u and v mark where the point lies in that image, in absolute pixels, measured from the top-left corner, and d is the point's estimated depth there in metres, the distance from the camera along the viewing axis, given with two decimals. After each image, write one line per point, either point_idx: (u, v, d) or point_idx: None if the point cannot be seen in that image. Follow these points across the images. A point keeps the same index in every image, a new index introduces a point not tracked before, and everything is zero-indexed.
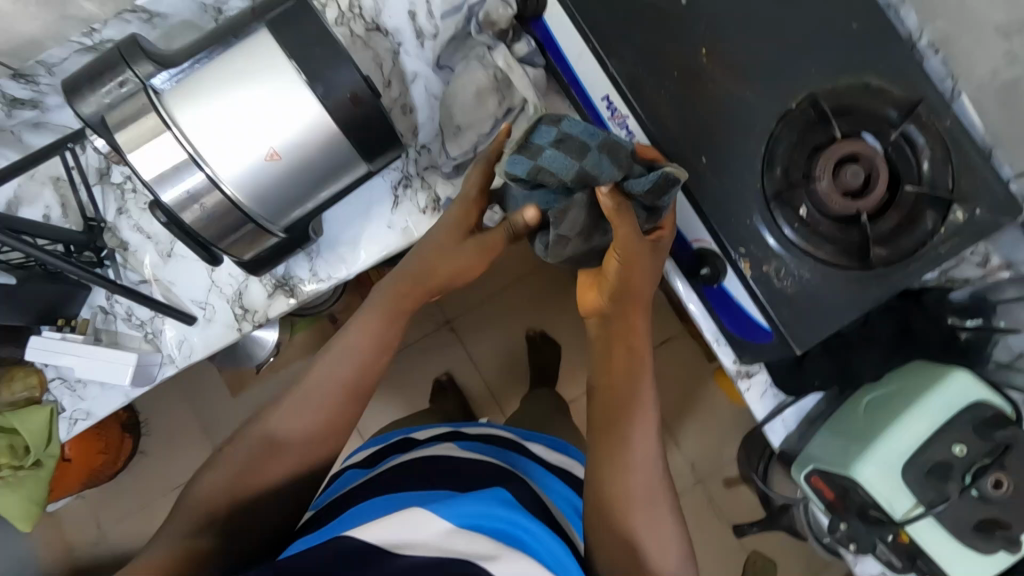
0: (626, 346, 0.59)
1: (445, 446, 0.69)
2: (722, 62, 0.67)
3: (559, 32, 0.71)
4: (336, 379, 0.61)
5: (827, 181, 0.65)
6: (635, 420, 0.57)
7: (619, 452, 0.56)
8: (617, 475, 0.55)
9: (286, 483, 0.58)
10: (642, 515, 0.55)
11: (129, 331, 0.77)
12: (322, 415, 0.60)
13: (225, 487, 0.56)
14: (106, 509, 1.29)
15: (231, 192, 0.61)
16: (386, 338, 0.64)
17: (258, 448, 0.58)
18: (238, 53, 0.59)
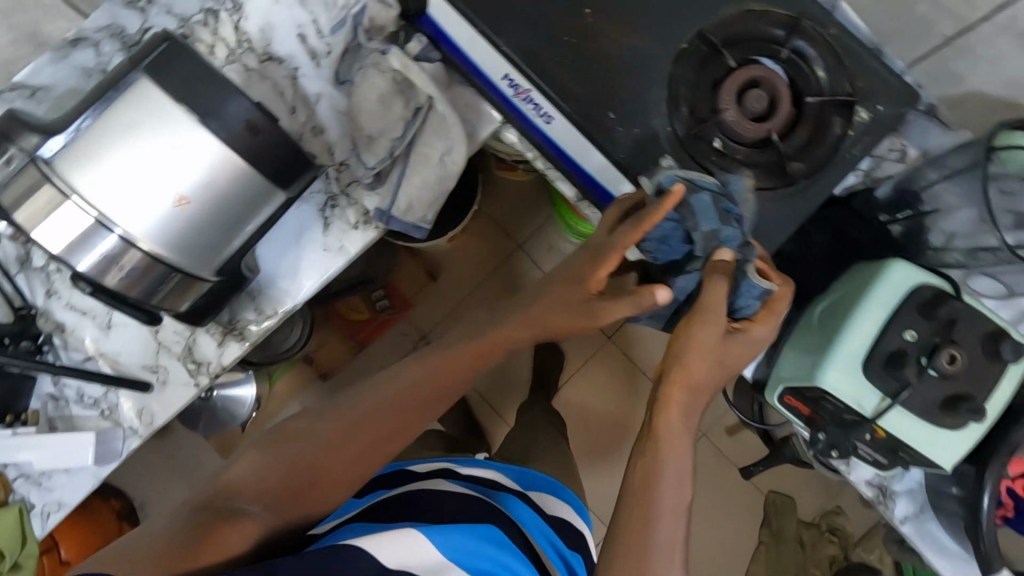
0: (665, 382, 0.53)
1: (438, 480, 0.66)
2: (605, 17, 0.68)
3: (446, 24, 0.72)
4: (399, 401, 0.56)
5: (734, 109, 0.66)
6: (663, 455, 0.50)
7: (644, 488, 0.48)
8: (638, 515, 0.47)
9: (319, 490, 0.54)
10: (656, 560, 0.45)
11: (84, 412, 0.74)
12: (371, 443, 0.55)
13: (251, 485, 0.53)
14: None
15: (149, 248, 0.59)
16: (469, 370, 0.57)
17: (302, 452, 0.54)
18: (121, 106, 0.57)
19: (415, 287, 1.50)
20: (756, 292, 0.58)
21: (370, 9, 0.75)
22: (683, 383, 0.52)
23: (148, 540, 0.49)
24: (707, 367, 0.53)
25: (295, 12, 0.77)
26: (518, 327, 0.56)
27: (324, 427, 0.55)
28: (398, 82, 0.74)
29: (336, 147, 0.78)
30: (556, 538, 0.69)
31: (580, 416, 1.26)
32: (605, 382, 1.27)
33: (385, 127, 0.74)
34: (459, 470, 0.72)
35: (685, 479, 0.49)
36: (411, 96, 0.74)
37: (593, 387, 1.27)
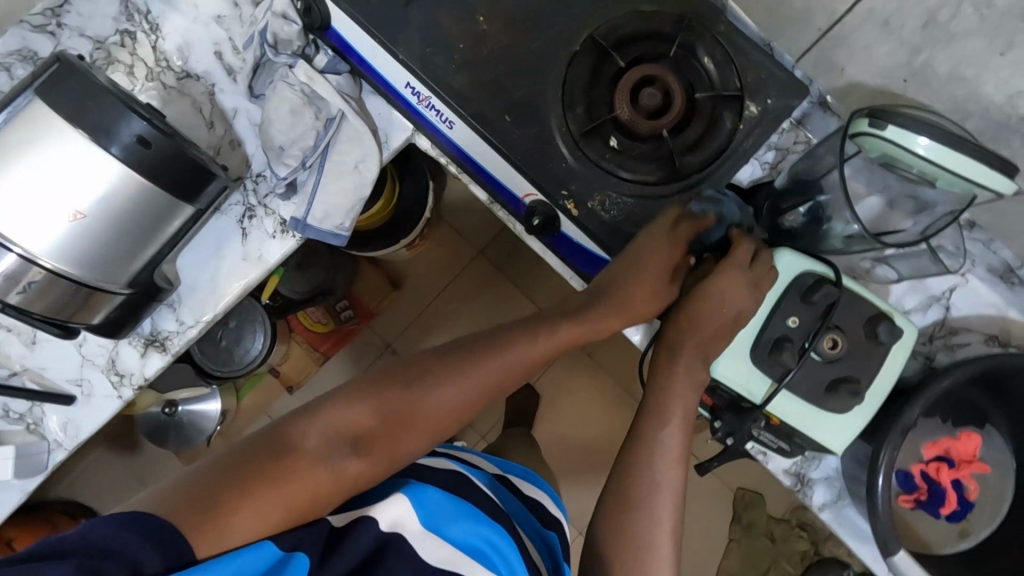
0: (658, 387, 0.61)
1: (433, 458, 0.67)
2: (497, 22, 0.71)
3: (349, 36, 0.74)
4: (483, 385, 0.60)
5: (627, 109, 0.68)
6: (662, 428, 0.60)
7: (647, 457, 0.60)
8: (634, 483, 0.59)
9: (409, 447, 0.58)
10: (642, 519, 0.58)
11: (10, 426, 0.76)
12: (451, 422, 0.60)
13: (349, 431, 0.56)
14: None
15: (52, 265, 0.61)
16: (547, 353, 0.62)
17: (401, 409, 0.58)
18: (20, 129, 0.60)
19: (378, 296, 1.52)
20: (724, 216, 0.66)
21: (271, 26, 0.74)
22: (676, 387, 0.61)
23: (233, 474, 0.50)
24: (692, 364, 0.61)
25: (212, 30, 0.80)
26: (595, 320, 0.63)
27: (413, 391, 0.59)
28: (307, 95, 0.75)
29: (252, 158, 0.80)
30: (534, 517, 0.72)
31: (564, 441, 1.34)
32: (584, 399, 1.34)
33: (293, 130, 0.75)
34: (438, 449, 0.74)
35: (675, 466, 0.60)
36: (316, 106, 0.76)
37: (574, 417, 1.34)
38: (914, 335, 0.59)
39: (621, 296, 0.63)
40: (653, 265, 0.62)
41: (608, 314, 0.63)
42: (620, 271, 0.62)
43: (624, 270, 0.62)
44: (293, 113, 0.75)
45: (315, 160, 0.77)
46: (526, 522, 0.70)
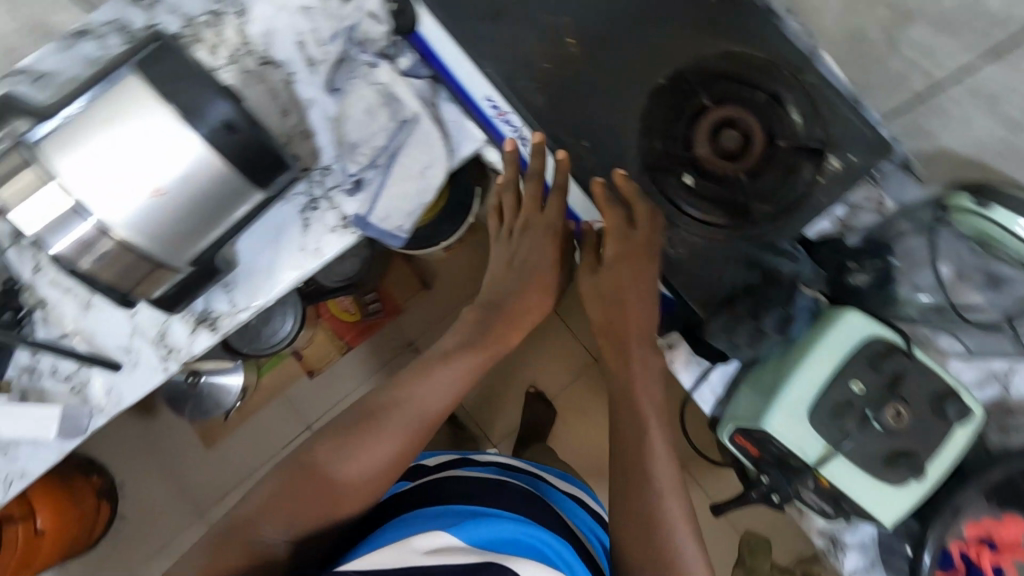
0: (637, 439, 0.66)
1: (454, 471, 0.76)
2: (587, 47, 0.70)
3: (435, 43, 0.75)
4: (398, 444, 0.67)
5: (706, 146, 0.69)
6: (651, 471, 0.64)
7: (643, 488, 0.64)
8: (631, 516, 0.64)
9: (341, 509, 0.65)
10: (663, 549, 0.62)
11: (55, 386, 0.77)
12: (375, 479, 0.66)
13: (274, 508, 0.63)
14: (114, 562, 1.53)
15: (122, 236, 0.61)
16: (447, 393, 0.70)
17: (322, 479, 0.64)
18: (104, 103, 0.59)
19: (408, 292, 1.53)
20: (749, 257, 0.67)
21: (362, 24, 0.79)
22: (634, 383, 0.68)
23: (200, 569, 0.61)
24: (647, 362, 0.69)
25: (298, 20, 0.81)
26: (496, 336, 0.73)
27: (325, 462, 0.65)
28: (387, 96, 0.78)
29: (320, 149, 0.80)
30: (580, 506, 0.80)
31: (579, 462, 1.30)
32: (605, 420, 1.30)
33: (372, 127, 0.78)
34: (473, 457, 0.82)
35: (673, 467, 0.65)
36: (397, 112, 0.78)
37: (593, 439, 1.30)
38: (979, 416, 0.59)
39: (504, 300, 0.74)
40: (540, 262, 0.75)
41: (506, 323, 0.74)
42: (504, 277, 0.75)
43: (514, 296, 0.74)
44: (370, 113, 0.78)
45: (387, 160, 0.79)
46: (578, 516, 0.78)
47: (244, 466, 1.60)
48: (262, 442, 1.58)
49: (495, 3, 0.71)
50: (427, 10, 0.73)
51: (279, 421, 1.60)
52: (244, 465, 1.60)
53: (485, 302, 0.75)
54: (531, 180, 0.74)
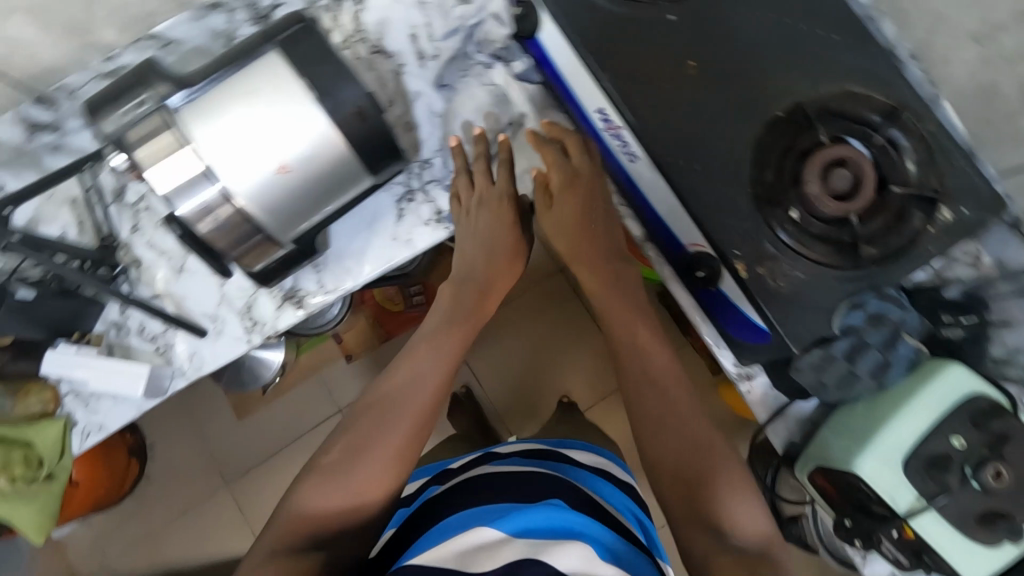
0: (651, 409, 0.70)
1: (485, 466, 0.74)
2: (707, 71, 0.71)
3: (555, 50, 0.76)
4: (410, 424, 0.65)
5: (816, 185, 0.67)
6: (660, 421, 0.69)
7: (668, 441, 0.68)
8: (675, 468, 0.66)
9: (366, 504, 0.61)
10: (726, 501, 0.62)
11: (141, 345, 0.78)
12: (395, 466, 0.63)
13: (303, 514, 0.59)
14: (137, 517, 1.59)
15: (243, 205, 0.63)
16: (443, 369, 0.70)
17: (344, 478, 0.61)
18: (243, 77, 0.61)
19: None
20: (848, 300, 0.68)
21: (486, 25, 0.81)
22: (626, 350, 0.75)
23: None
24: (630, 320, 0.76)
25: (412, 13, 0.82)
26: (468, 313, 0.75)
27: (343, 461, 0.62)
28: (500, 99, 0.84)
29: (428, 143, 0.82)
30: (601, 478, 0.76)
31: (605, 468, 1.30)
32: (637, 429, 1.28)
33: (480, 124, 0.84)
34: (499, 450, 0.80)
35: (699, 426, 0.68)
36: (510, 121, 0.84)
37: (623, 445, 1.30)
38: None
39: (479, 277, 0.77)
40: (502, 234, 0.77)
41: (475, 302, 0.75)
42: (484, 261, 0.77)
43: (479, 269, 0.77)
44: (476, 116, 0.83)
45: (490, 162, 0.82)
46: (604, 492, 0.73)
47: (274, 440, 1.62)
48: (293, 421, 1.62)
49: (620, 17, 0.71)
50: (550, 17, 0.73)
51: (312, 400, 1.62)
52: (274, 439, 1.62)
53: (469, 280, 0.77)
54: (480, 159, 0.79)
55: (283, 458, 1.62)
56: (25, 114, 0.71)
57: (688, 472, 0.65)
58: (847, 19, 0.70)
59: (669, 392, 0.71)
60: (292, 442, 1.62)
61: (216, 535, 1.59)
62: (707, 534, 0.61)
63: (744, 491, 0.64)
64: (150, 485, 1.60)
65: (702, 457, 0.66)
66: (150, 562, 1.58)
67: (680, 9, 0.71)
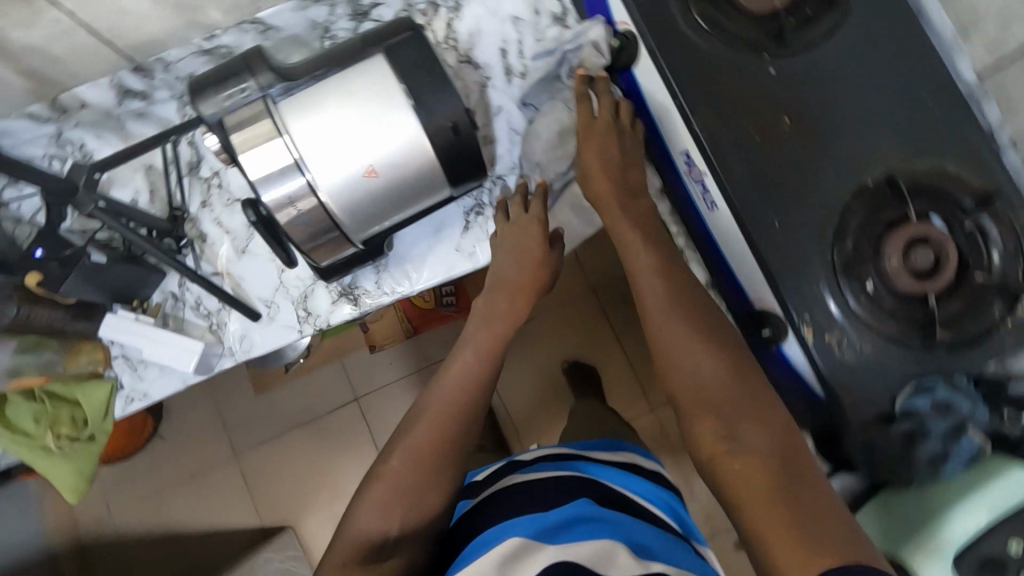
0: (667, 330, 0.62)
1: (514, 475, 0.69)
2: (800, 129, 0.70)
3: (648, 85, 0.76)
4: (445, 416, 0.64)
5: (895, 261, 0.66)
6: (680, 347, 0.61)
7: (686, 358, 0.60)
8: (692, 387, 0.58)
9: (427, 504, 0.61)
10: (753, 416, 0.54)
11: (194, 319, 0.78)
12: (442, 458, 0.62)
13: (370, 525, 0.59)
14: (146, 473, 1.62)
15: (326, 200, 0.62)
16: (475, 363, 0.69)
17: (399, 484, 0.60)
18: (344, 76, 0.61)
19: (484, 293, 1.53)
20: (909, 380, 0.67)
21: (583, 53, 0.78)
22: (643, 281, 0.67)
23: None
24: (667, 273, 0.67)
25: (505, 28, 0.82)
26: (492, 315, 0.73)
27: (393, 467, 0.61)
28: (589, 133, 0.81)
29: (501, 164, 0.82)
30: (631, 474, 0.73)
31: None
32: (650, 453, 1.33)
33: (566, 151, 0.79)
34: (521, 460, 0.75)
35: (711, 349, 0.60)
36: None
37: None
38: None
39: (507, 280, 0.74)
40: (530, 248, 0.74)
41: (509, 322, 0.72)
42: (518, 271, 0.74)
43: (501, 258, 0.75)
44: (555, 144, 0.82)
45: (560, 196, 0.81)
46: (639, 489, 0.71)
47: (287, 419, 1.63)
48: (311, 403, 1.63)
49: (719, 63, 0.71)
50: (648, 53, 0.73)
51: (331, 385, 1.63)
52: (287, 418, 1.63)
53: (499, 284, 0.74)
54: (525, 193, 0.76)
55: (294, 437, 1.63)
56: (121, 81, 0.72)
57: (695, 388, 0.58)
58: (951, 95, 0.69)
59: (677, 318, 0.63)
60: (306, 423, 1.63)
61: (219, 503, 1.61)
62: (722, 433, 0.53)
63: (767, 403, 0.55)
64: (162, 444, 1.62)
65: (718, 374, 0.58)
66: (152, 520, 1.60)
67: (780, 64, 0.71)
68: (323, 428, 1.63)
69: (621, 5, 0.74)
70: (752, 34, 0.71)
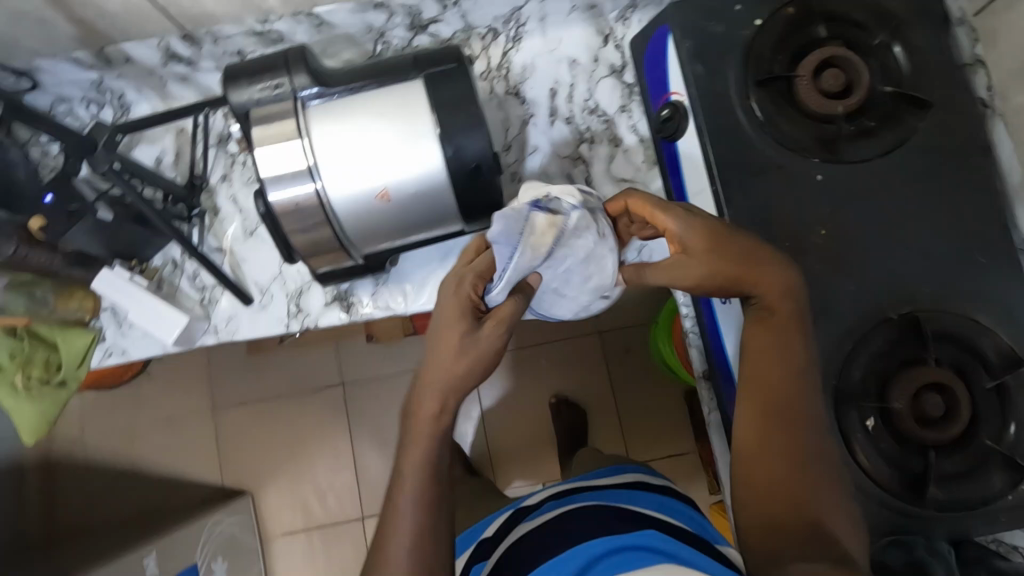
0: (763, 386, 0.58)
1: (523, 524, 0.81)
2: (834, 244, 0.67)
3: (688, 160, 0.73)
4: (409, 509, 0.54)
5: (904, 402, 0.62)
6: (775, 413, 0.57)
7: (773, 423, 0.57)
8: (778, 451, 0.56)
9: None
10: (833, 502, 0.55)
11: (188, 290, 0.78)
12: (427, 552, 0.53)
13: None
14: (125, 407, 1.64)
15: (332, 212, 0.60)
16: (418, 447, 0.56)
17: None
18: (380, 95, 0.60)
19: None
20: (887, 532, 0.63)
21: (623, 127, 0.80)
22: (763, 379, 0.58)
23: None
24: (778, 333, 0.58)
25: (559, 69, 0.81)
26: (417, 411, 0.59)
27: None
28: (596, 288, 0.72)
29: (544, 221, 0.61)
30: (636, 491, 0.82)
31: None
32: None
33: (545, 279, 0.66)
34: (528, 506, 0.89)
35: (825, 473, 0.56)
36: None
37: None
38: None
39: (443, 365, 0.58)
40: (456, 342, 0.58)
41: (434, 414, 0.57)
42: (451, 359, 0.58)
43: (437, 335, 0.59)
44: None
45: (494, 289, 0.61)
46: (645, 501, 0.80)
47: (271, 387, 1.64)
48: (298, 377, 1.64)
49: (766, 158, 0.68)
50: (696, 131, 0.70)
51: (322, 365, 1.64)
52: (272, 386, 1.64)
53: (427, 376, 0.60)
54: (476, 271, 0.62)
55: (273, 406, 1.64)
56: (169, 45, 0.72)
57: (804, 523, 0.53)
58: (997, 245, 0.66)
59: (792, 431, 0.57)
60: (288, 395, 1.64)
61: (189, 452, 1.63)
62: (792, 532, 0.53)
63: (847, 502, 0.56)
64: (147, 383, 1.64)
65: (801, 444, 0.56)
66: (121, 453, 1.63)
67: (828, 171, 0.68)
68: (304, 403, 1.64)
69: (679, 74, 0.71)
70: (807, 134, 0.68)
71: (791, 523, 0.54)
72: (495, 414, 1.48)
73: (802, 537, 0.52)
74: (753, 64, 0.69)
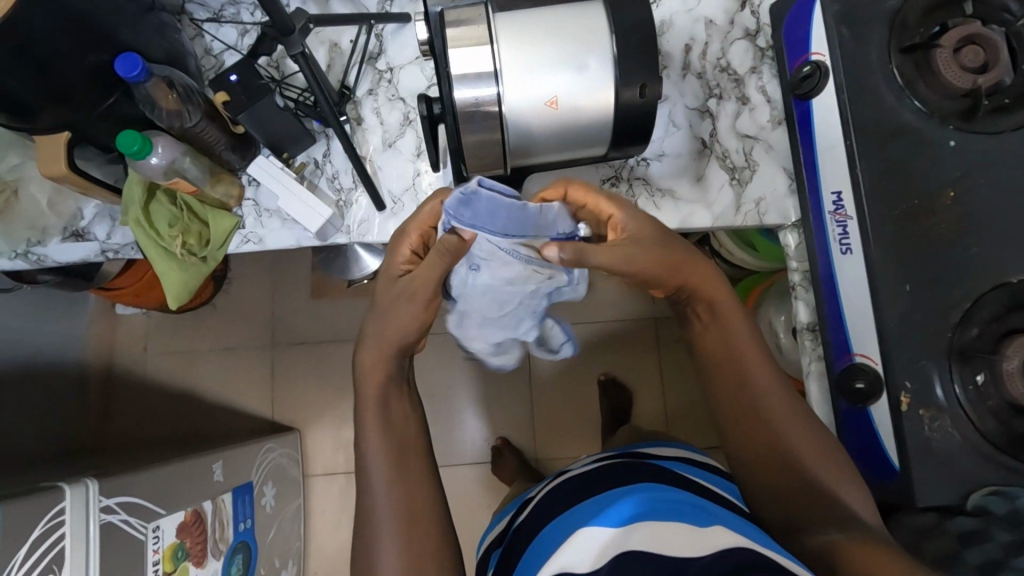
0: (730, 387, 0.72)
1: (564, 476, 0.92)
2: (960, 207, 0.70)
3: (822, 119, 0.76)
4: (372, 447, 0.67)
5: (1016, 362, 0.64)
6: (746, 408, 0.70)
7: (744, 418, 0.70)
8: (748, 441, 0.69)
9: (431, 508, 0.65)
10: (808, 471, 0.66)
11: (326, 190, 0.83)
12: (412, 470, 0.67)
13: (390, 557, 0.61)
14: (186, 333, 1.69)
15: (505, 115, 0.65)
16: (378, 397, 0.69)
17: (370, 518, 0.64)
18: (561, 12, 0.65)
19: None
20: (990, 483, 0.65)
21: (751, 87, 0.84)
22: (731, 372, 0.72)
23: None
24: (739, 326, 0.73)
25: (696, 27, 0.85)
26: (366, 373, 0.70)
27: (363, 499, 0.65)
28: (531, 290, 0.69)
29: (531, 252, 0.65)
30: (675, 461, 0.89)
31: None
32: None
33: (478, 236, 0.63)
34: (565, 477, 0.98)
35: (798, 446, 0.68)
36: (738, 172, 0.83)
37: None
38: None
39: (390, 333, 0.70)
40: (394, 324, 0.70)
41: (376, 360, 0.70)
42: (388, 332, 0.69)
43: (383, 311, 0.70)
44: (702, 148, 0.84)
45: (478, 191, 0.60)
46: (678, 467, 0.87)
47: (329, 330, 1.69)
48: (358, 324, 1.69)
49: (901, 120, 0.72)
50: (835, 90, 0.74)
51: None
52: (330, 330, 1.69)
53: (373, 341, 0.70)
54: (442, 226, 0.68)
55: (329, 348, 1.68)
56: None
57: (802, 497, 0.65)
58: None
59: (761, 429, 0.69)
60: (345, 340, 1.69)
61: (242, 384, 1.68)
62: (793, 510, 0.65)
63: (827, 463, 0.67)
64: (212, 314, 1.70)
65: (770, 430, 0.69)
66: (176, 376, 1.68)
67: (961, 139, 0.71)
68: None
69: (825, 35, 0.74)
70: (942, 102, 0.71)
71: (783, 495, 0.66)
72: (531, 389, 1.54)
73: (796, 504, 0.65)
74: (896, 35, 0.73)
